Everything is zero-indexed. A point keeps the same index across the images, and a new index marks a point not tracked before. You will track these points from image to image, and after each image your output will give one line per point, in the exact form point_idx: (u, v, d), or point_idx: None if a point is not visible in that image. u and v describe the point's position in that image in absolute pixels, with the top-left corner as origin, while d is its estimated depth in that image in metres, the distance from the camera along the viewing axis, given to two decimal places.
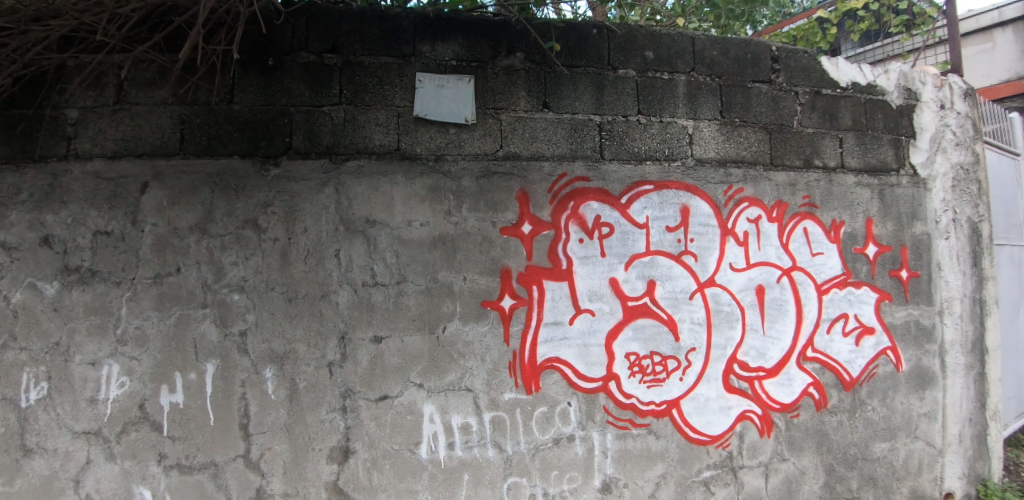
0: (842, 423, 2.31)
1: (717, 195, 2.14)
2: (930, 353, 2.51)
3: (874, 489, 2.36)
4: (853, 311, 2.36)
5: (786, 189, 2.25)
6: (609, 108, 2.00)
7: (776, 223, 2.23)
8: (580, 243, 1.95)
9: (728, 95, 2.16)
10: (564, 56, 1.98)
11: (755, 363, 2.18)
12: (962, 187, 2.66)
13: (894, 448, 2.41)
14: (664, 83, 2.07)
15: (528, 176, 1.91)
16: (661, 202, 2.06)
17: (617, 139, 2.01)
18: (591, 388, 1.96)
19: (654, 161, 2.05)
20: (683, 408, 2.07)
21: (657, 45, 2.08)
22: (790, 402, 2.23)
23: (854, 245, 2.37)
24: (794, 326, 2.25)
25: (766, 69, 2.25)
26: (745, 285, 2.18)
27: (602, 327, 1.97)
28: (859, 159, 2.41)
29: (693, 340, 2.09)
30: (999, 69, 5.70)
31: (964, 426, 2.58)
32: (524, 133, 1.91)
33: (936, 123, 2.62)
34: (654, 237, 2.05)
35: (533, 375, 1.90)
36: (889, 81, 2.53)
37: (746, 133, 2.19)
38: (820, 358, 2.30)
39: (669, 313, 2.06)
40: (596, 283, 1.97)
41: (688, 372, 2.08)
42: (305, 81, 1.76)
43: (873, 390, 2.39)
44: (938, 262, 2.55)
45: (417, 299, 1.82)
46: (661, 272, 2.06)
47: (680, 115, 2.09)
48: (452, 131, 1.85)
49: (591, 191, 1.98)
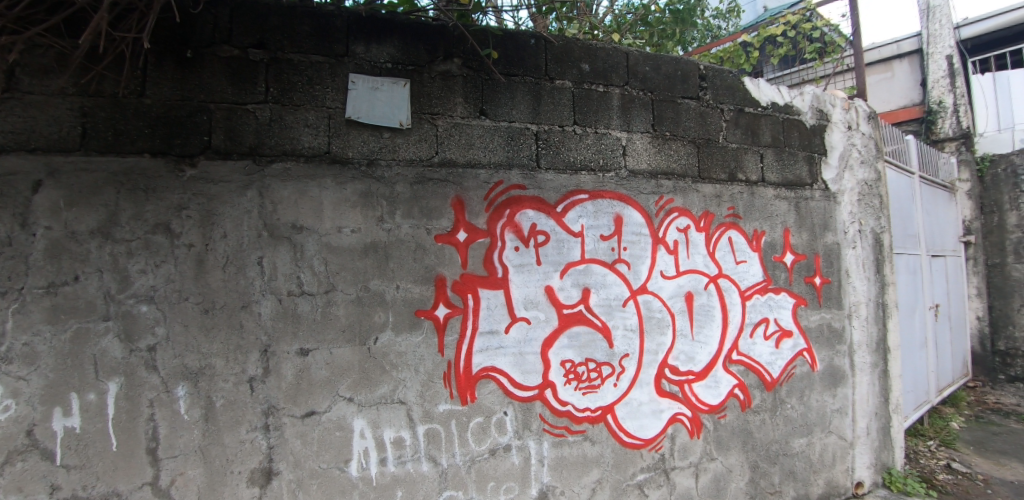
0: (764, 422, 2.44)
1: (649, 205, 2.22)
2: (840, 353, 2.71)
3: (793, 483, 2.51)
4: (772, 316, 2.52)
5: (712, 200, 2.36)
6: (546, 118, 2.02)
7: (703, 233, 2.34)
8: (516, 251, 1.95)
9: (659, 109, 2.25)
10: (502, 63, 1.98)
11: (685, 367, 2.26)
12: (866, 200, 2.91)
13: (811, 443, 2.58)
14: (599, 95, 2.12)
15: (464, 183, 1.89)
16: (595, 211, 2.10)
17: (553, 148, 2.03)
18: (527, 396, 1.95)
19: (589, 171, 2.09)
20: (618, 413, 2.11)
21: (593, 57, 2.13)
22: (717, 403, 2.33)
23: (773, 253, 2.53)
24: (720, 331, 2.36)
25: (694, 86, 2.36)
26: (675, 292, 2.26)
27: (537, 335, 1.97)
28: (777, 174, 2.57)
29: (627, 347, 2.13)
30: (898, 96, 6.26)
31: (871, 420, 2.80)
32: (460, 139, 1.89)
33: (843, 143, 2.86)
34: (588, 245, 2.09)
35: (468, 385, 1.87)
36: (804, 102, 2.73)
37: (676, 147, 2.28)
38: (744, 361, 2.42)
39: (603, 320, 2.10)
40: (531, 291, 1.97)
41: (621, 378, 2.12)
42: (226, 77, 1.64)
43: (791, 389, 2.54)
44: (846, 269, 2.77)
45: (347, 309, 1.74)
46: (595, 280, 2.09)
47: (614, 127, 2.15)
48: (386, 135, 1.80)
49: (527, 199, 1.98)
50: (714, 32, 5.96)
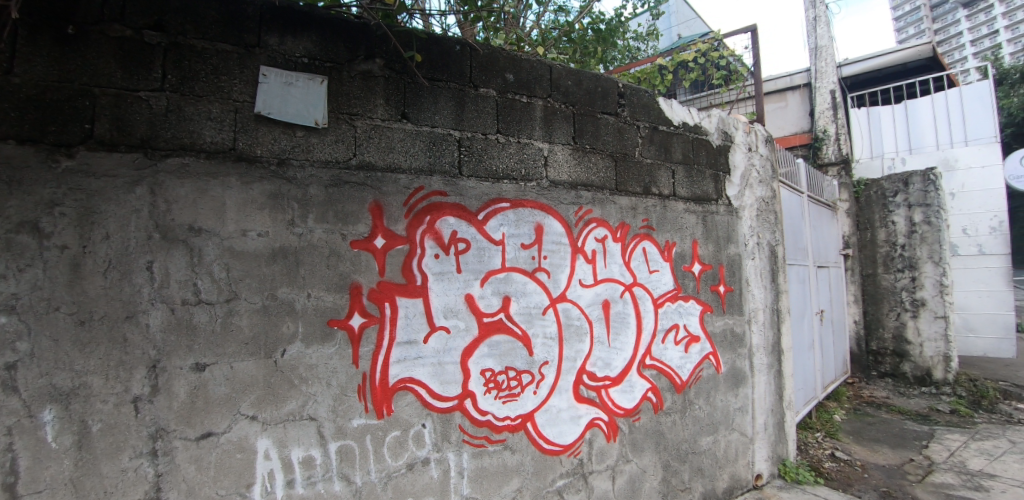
0: (675, 422, 2.58)
1: (569, 215, 2.28)
2: (741, 356, 2.94)
3: (701, 480, 2.66)
4: (682, 322, 2.67)
5: (628, 212, 2.48)
6: (469, 125, 2.02)
7: (619, 243, 2.44)
8: (436, 258, 1.92)
9: (581, 123, 2.32)
10: (425, 67, 1.95)
11: (601, 373, 2.33)
12: (763, 216, 3.20)
13: (716, 440, 2.75)
14: (522, 106, 2.15)
15: (383, 187, 1.83)
16: (517, 220, 2.12)
17: (476, 156, 2.02)
18: (446, 407, 1.91)
19: (512, 180, 2.11)
20: (537, 420, 2.13)
21: (517, 68, 2.16)
22: (632, 407, 2.42)
23: (683, 263, 2.70)
24: (634, 337, 2.47)
25: (613, 103, 2.47)
26: (593, 300, 2.33)
27: (457, 345, 1.94)
28: (687, 189, 2.75)
29: (546, 354, 2.17)
30: (791, 124, 7.12)
31: (768, 416, 3.06)
32: (380, 142, 1.83)
33: (744, 163, 3.12)
34: (509, 254, 2.10)
35: (384, 398, 1.80)
36: (711, 124, 2.95)
37: (595, 159, 2.37)
38: (657, 365, 2.54)
39: (523, 329, 2.11)
40: (452, 300, 1.94)
41: (541, 386, 2.14)
42: (116, 59, 1.47)
43: (699, 391, 2.71)
44: (746, 279, 3.01)
45: (252, 319, 1.61)
46: (515, 288, 2.10)
47: (537, 138, 2.19)
48: (299, 133, 1.70)
49: (448, 206, 1.96)
50: (634, 53, 6.30)
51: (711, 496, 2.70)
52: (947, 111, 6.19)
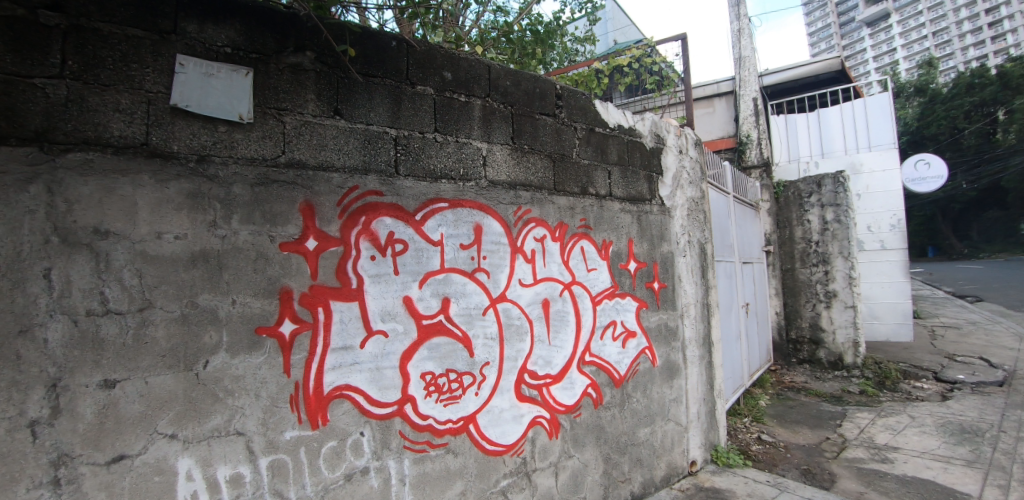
0: (614, 416, 2.66)
1: (508, 215, 2.28)
2: (674, 349, 3.08)
3: (640, 470, 2.76)
4: (619, 318, 2.76)
5: (566, 212, 2.52)
6: (406, 124, 1.97)
7: (558, 242, 2.48)
8: (372, 260, 1.86)
9: (519, 123, 2.34)
10: (359, 62, 1.88)
11: (542, 371, 2.36)
12: (694, 215, 3.36)
13: (654, 431, 2.86)
14: (460, 105, 2.14)
15: (315, 186, 1.74)
16: (455, 220, 2.09)
17: (413, 155, 1.98)
18: (385, 413, 1.86)
19: (450, 180, 2.09)
20: (479, 421, 2.12)
21: (455, 67, 2.14)
22: (573, 404, 2.47)
23: (619, 261, 2.78)
24: (574, 334, 2.52)
25: (551, 104, 2.50)
26: (533, 299, 2.35)
27: (395, 348, 1.89)
28: (622, 190, 2.84)
29: (487, 355, 2.16)
30: (717, 128, 7.69)
31: (701, 405, 3.21)
32: (311, 139, 1.75)
33: (676, 165, 3.27)
34: (448, 255, 2.07)
35: (319, 408, 1.72)
36: (645, 127, 3.07)
37: (533, 160, 2.39)
38: (596, 361, 2.61)
39: (463, 330, 2.09)
40: (389, 303, 1.89)
41: (482, 387, 2.14)
42: (4, 41, 1.31)
43: (636, 384, 2.81)
44: (678, 275, 3.16)
45: (168, 330, 1.49)
46: (455, 289, 2.08)
47: (475, 137, 2.18)
48: (222, 128, 1.59)
49: (384, 206, 1.90)
50: (572, 56, 6.43)
51: (650, 485, 2.80)
52: (854, 119, 6.80)
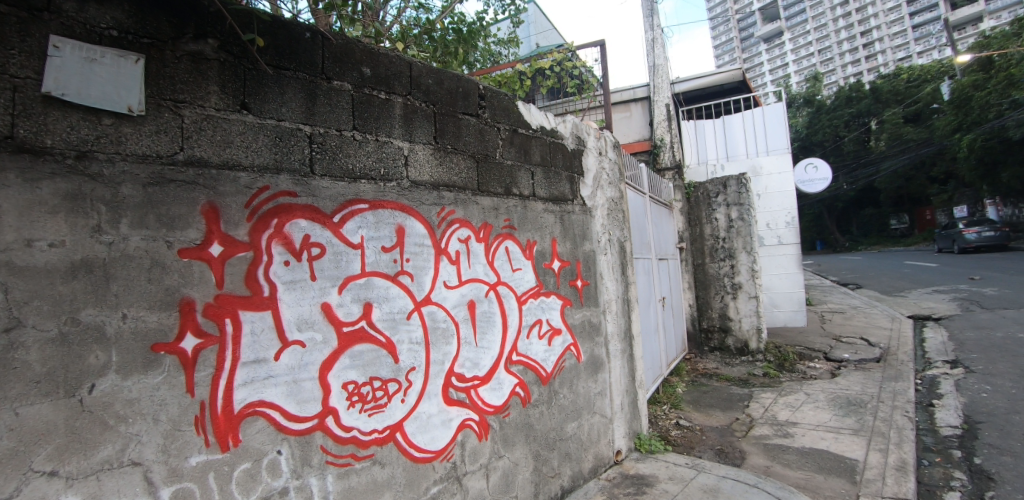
0: (542, 413, 2.70)
1: (431, 216, 2.24)
2: (598, 344, 3.20)
3: (569, 464, 2.82)
4: (544, 317, 2.81)
5: (490, 213, 2.52)
6: (321, 121, 1.88)
7: (482, 243, 2.47)
8: (286, 266, 1.74)
9: (442, 123, 2.31)
10: (269, 53, 1.76)
11: (470, 373, 2.35)
12: (613, 214, 3.51)
13: (580, 425, 2.94)
14: (380, 102, 2.07)
15: (220, 186, 1.61)
16: (376, 222, 2.02)
17: (330, 154, 1.89)
18: (304, 428, 1.75)
19: (370, 180, 2.01)
20: (406, 429, 2.06)
21: (374, 62, 2.07)
22: (501, 404, 2.47)
23: (544, 260, 2.84)
24: (500, 335, 2.53)
25: (474, 104, 2.50)
26: (458, 301, 2.33)
27: (314, 359, 1.79)
28: (545, 190, 2.89)
29: (412, 360, 2.11)
30: (634, 131, 8.27)
31: (624, 396, 3.36)
32: (214, 135, 1.61)
33: (596, 166, 3.39)
34: (369, 258, 1.99)
35: (228, 428, 1.58)
36: (566, 128, 3.16)
37: (457, 160, 2.37)
38: (523, 360, 2.64)
39: (387, 336, 2.02)
40: (306, 310, 1.78)
41: (408, 393, 2.08)
42: None
43: (563, 381, 2.88)
44: (600, 272, 3.28)
45: (43, 352, 1.30)
46: (377, 293, 2.00)
47: (396, 136, 2.12)
48: (107, 121, 1.42)
49: (299, 208, 1.79)
50: (496, 57, 6.47)
51: (579, 478, 2.87)
52: (753, 126, 7.42)
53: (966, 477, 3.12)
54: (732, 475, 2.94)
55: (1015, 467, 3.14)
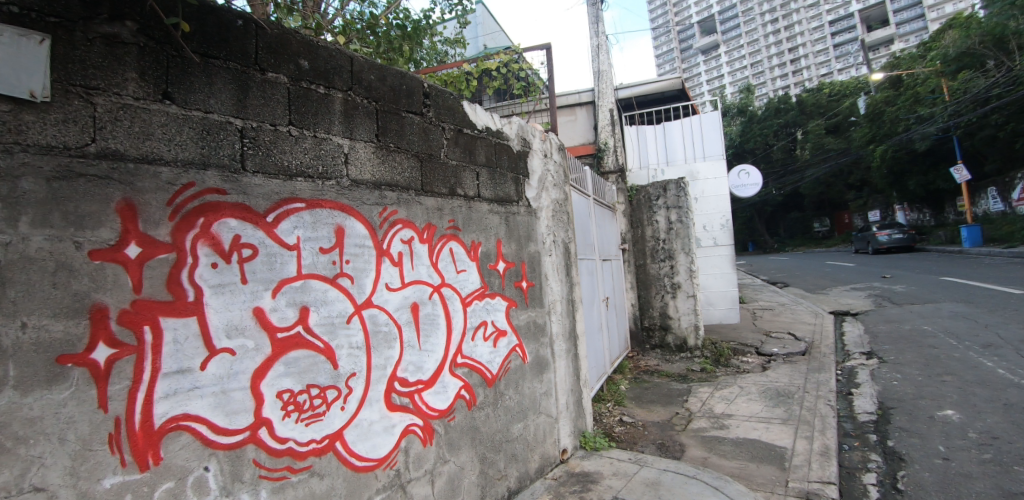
0: (488, 415, 2.69)
1: (373, 216, 2.17)
2: (543, 344, 3.23)
3: (515, 465, 2.82)
4: (489, 318, 2.80)
5: (434, 213, 2.48)
6: (254, 114, 1.78)
7: (426, 244, 2.43)
8: (213, 268, 1.63)
9: (384, 120, 2.26)
10: (196, 40, 1.65)
11: (413, 378, 2.29)
12: (558, 216, 3.57)
13: (526, 426, 2.95)
14: (318, 96, 1.99)
15: (138, 182, 1.48)
16: (313, 222, 1.93)
17: (263, 149, 1.79)
18: (234, 442, 1.64)
19: (307, 178, 1.92)
20: (346, 438, 1.98)
21: (312, 55, 1.99)
22: (446, 408, 2.44)
23: (489, 262, 2.84)
24: (444, 338, 2.50)
25: (418, 102, 2.46)
26: (401, 304, 2.27)
27: (245, 367, 1.69)
28: (490, 191, 2.89)
29: (353, 366, 2.03)
30: (579, 134, 8.53)
31: (569, 395, 3.40)
32: (132, 126, 1.48)
33: (541, 168, 3.44)
34: (306, 259, 1.90)
35: (148, 445, 1.46)
36: (511, 130, 3.18)
37: (400, 159, 2.31)
38: (467, 363, 2.62)
39: (325, 341, 1.94)
40: (236, 315, 1.67)
41: (349, 400, 2.01)
42: None
43: (508, 382, 2.88)
44: (545, 274, 3.32)
45: None
46: (314, 297, 1.91)
47: (336, 133, 2.04)
48: (3, 108, 1.27)
49: (227, 206, 1.68)
50: (442, 56, 6.44)
51: (525, 478, 2.88)
52: (691, 132, 7.76)
53: (881, 459, 3.40)
54: (672, 468, 3.05)
55: (923, 448, 3.45)
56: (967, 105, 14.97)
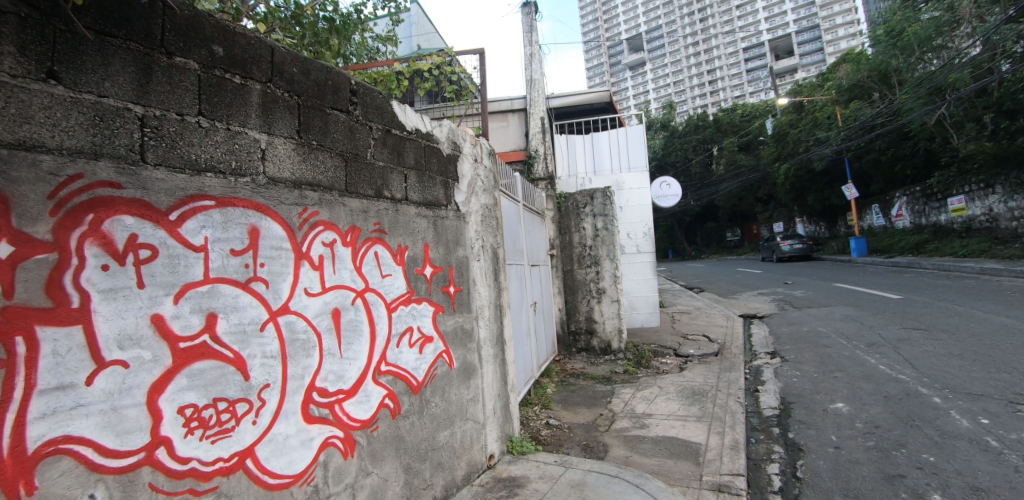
0: (413, 423, 2.63)
1: (291, 216, 2.05)
2: (470, 350, 3.22)
3: (441, 473, 2.77)
4: (415, 324, 2.75)
5: (358, 215, 2.39)
6: (158, 101, 1.62)
7: (349, 247, 2.33)
8: (104, 271, 1.46)
9: (307, 116, 2.15)
10: (90, 14, 1.48)
11: (333, 387, 2.19)
12: (486, 221, 3.59)
13: (453, 433, 2.92)
14: (234, 86, 1.86)
15: (12, 171, 1.30)
16: (224, 222, 1.79)
17: (168, 140, 1.64)
18: (126, 465, 1.48)
19: (218, 174, 1.78)
20: (258, 454, 1.85)
21: (228, 42, 1.86)
22: (369, 418, 2.35)
23: (415, 266, 2.79)
24: (367, 345, 2.41)
25: (344, 100, 2.38)
26: (321, 310, 2.16)
27: (141, 381, 1.52)
28: (419, 194, 2.84)
29: (266, 376, 1.90)
30: (510, 141, 8.66)
31: (496, 400, 3.41)
32: (6, 107, 1.30)
33: (471, 172, 3.44)
34: (215, 262, 1.76)
35: (18, 473, 1.28)
36: (441, 133, 3.15)
37: (322, 158, 2.21)
38: (392, 370, 2.54)
39: (235, 351, 1.80)
40: (130, 323, 1.50)
41: (261, 414, 1.87)
42: None
43: (434, 389, 2.84)
44: (473, 279, 3.32)
45: None
46: (223, 303, 1.77)
47: (252, 127, 1.91)
48: None
49: (123, 202, 1.51)
50: (373, 54, 6.29)
51: (451, 487, 2.84)
52: (617, 144, 8.11)
53: (782, 450, 3.71)
54: (596, 468, 3.14)
55: (818, 438, 3.81)
56: (856, 131, 16.86)
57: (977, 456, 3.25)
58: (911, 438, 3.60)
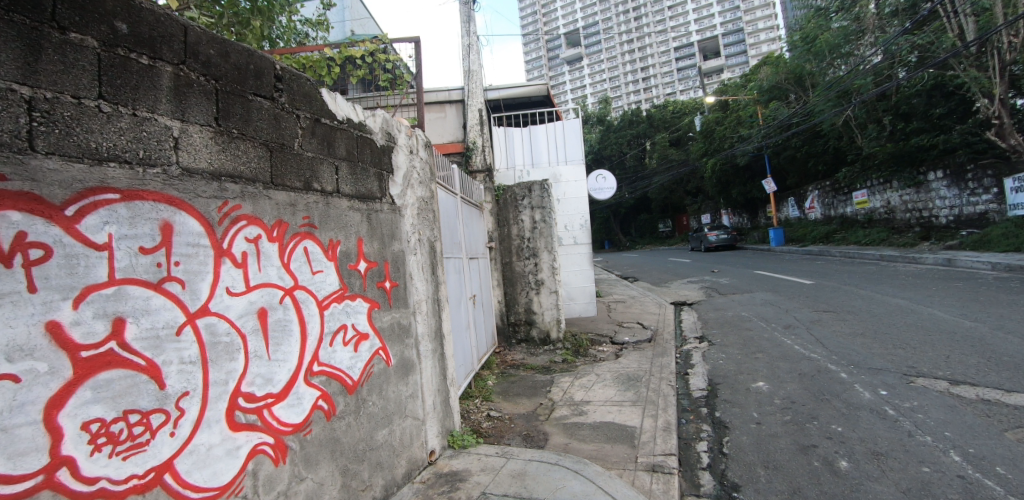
0: (350, 424, 2.55)
1: (210, 211, 1.91)
2: (408, 346, 3.17)
3: (380, 473, 2.71)
4: (349, 322, 2.66)
5: (285, 209, 2.27)
6: (49, 82, 1.45)
7: (276, 243, 2.21)
8: None
9: (226, 102, 2.00)
10: None
11: (261, 391, 2.08)
12: (423, 214, 3.53)
13: (391, 431, 2.86)
14: (141, 68, 1.69)
15: None
16: (131, 217, 1.63)
17: (61, 127, 1.46)
18: (21, 491, 1.32)
19: (123, 164, 1.62)
20: (178, 467, 1.72)
21: (133, 17, 1.69)
22: (301, 421, 2.25)
23: (349, 262, 2.69)
24: (297, 345, 2.30)
25: (268, 85, 2.24)
26: (246, 310, 2.04)
27: (36, 397, 1.37)
28: (351, 187, 2.74)
29: (185, 384, 1.76)
30: (448, 132, 8.57)
31: (435, 395, 3.37)
32: None
33: (406, 164, 3.37)
34: (122, 261, 1.60)
35: None
36: (375, 123, 3.05)
37: (244, 147, 2.07)
38: (325, 370, 2.45)
39: (148, 358, 1.65)
40: (20, 333, 1.34)
41: (180, 424, 1.74)
42: None
43: (371, 387, 2.77)
44: (409, 273, 3.26)
45: None
46: (133, 305, 1.61)
47: (163, 113, 1.76)
48: None
49: (9, 195, 1.34)
50: (302, 38, 6.01)
51: (391, 486, 2.78)
52: (555, 137, 8.23)
53: (710, 428, 3.95)
54: (537, 457, 3.20)
55: (741, 415, 4.09)
56: (775, 129, 18.16)
57: (878, 423, 3.64)
58: (823, 411, 3.96)
